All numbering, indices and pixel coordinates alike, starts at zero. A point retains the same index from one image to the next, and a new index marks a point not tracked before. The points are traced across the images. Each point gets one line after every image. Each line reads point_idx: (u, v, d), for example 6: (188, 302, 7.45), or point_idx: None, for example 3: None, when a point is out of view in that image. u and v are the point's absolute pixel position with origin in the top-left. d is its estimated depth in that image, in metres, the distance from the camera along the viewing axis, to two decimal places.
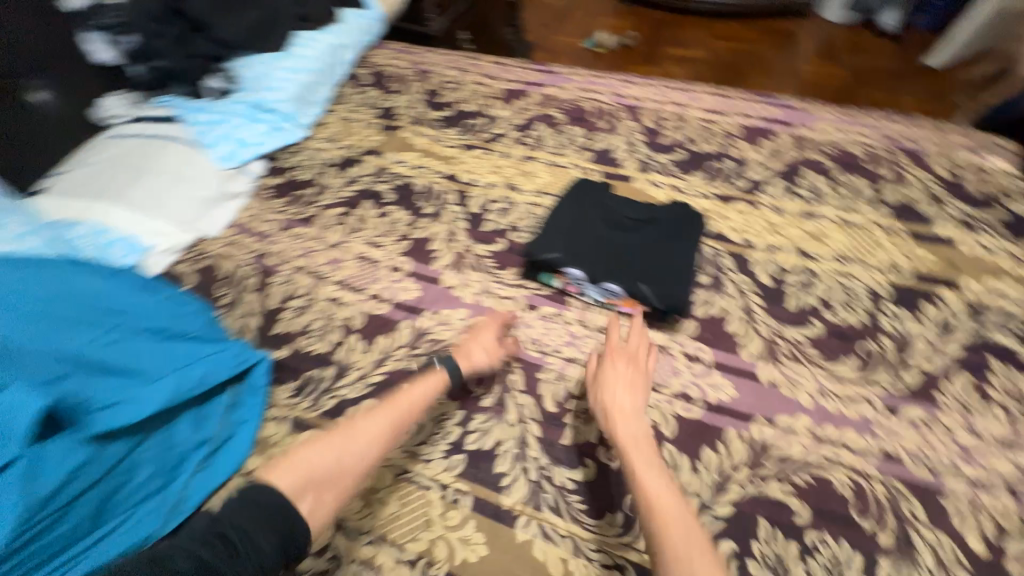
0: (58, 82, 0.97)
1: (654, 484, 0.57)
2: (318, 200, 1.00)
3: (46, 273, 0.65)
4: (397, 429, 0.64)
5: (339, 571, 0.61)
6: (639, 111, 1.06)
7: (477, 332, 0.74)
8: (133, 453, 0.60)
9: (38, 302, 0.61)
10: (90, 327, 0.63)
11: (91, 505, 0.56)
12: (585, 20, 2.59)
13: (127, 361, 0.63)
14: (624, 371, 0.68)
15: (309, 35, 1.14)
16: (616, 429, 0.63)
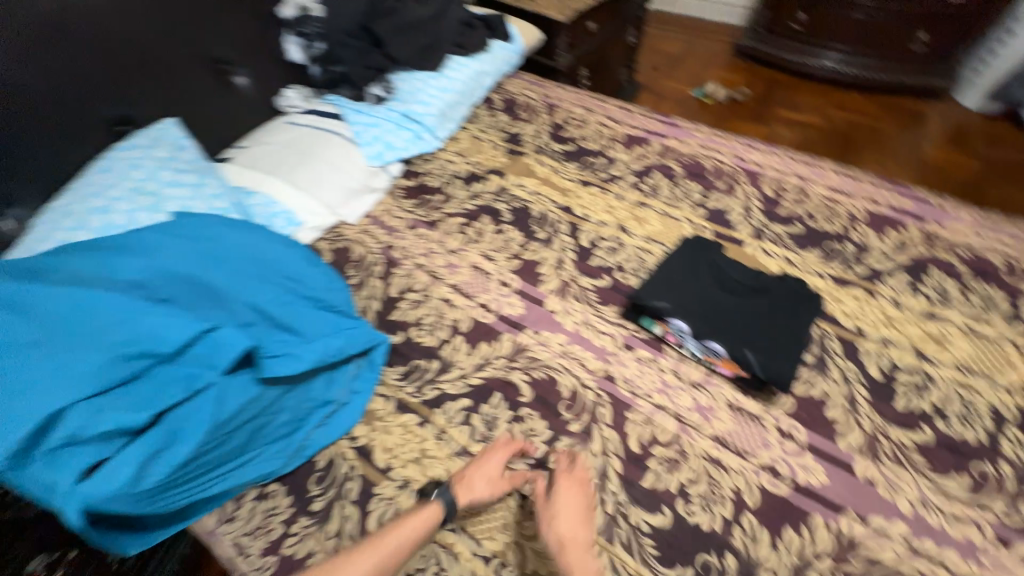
0: (256, 74, 1.17)
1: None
2: (443, 207, 1.10)
3: (243, 229, 0.75)
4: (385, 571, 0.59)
5: (421, 548, 0.67)
6: (760, 178, 1.07)
7: (487, 457, 0.70)
8: (280, 399, 0.71)
9: (237, 255, 0.72)
10: (269, 285, 0.73)
11: (246, 434, 0.67)
12: (699, 69, 2.60)
13: (293, 320, 0.71)
14: (575, 498, 0.67)
15: (461, 61, 1.26)
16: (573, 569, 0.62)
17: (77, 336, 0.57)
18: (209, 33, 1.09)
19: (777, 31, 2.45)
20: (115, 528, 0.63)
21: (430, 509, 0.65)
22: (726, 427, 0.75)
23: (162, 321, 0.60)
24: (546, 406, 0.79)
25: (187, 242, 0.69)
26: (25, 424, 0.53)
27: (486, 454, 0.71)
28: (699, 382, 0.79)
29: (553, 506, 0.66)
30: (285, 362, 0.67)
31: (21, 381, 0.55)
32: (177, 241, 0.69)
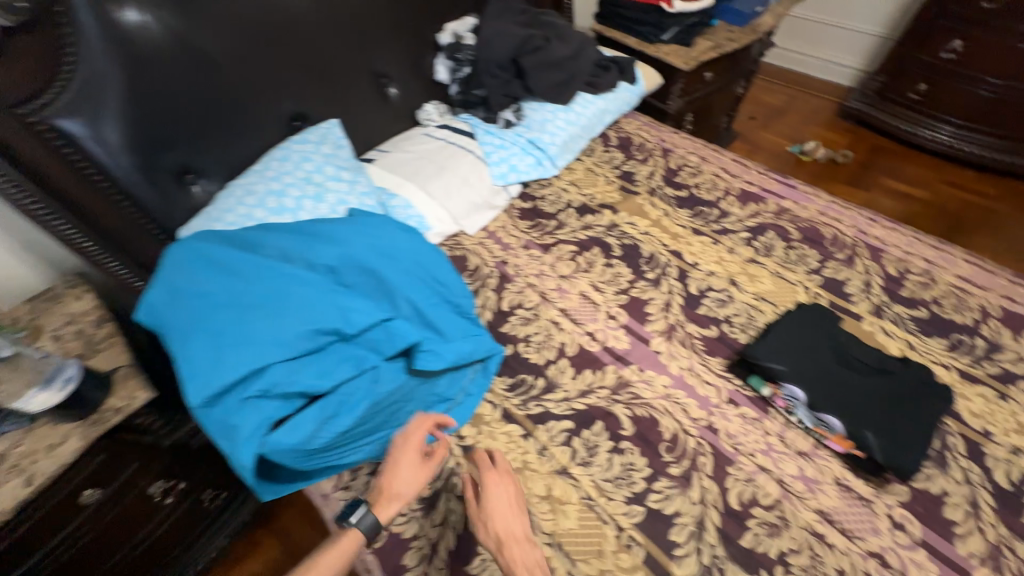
0: (406, 87, 1.29)
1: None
2: (556, 232, 1.16)
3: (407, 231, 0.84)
4: None
5: None
6: (882, 254, 1.05)
7: (399, 456, 0.70)
8: (413, 389, 0.79)
9: (402, 253, 0.82)
10: (422, 284, 0.81)
11: (384, 414, 0.75)
12: (801, 124, 2.54)
13: (437, 320, 0.79)
14: (506, 493, 0.72)
15: (589, 98, 1.34)
16: (512, 560, 0.65)
17: (283, 307, 0.69)
18: (381, 50, 1.20)
19: (891, 98, 2.37)
20: (264, 473, 0.73)
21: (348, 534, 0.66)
22: (833, 503, 0.74)
23: (348, 307, 0.71)
24: (646, 444, 0.81)
25: (363, 236, 0.80)
26: (237, 372, 0.65)
27: (398, 455, 0.71)
28: (806, 451, 0.79)
29: (479, 512, 0.69)
30: (429, 357, 0.75)
31: (236, 336, 0.67)
32: (357, 235, 0.79)
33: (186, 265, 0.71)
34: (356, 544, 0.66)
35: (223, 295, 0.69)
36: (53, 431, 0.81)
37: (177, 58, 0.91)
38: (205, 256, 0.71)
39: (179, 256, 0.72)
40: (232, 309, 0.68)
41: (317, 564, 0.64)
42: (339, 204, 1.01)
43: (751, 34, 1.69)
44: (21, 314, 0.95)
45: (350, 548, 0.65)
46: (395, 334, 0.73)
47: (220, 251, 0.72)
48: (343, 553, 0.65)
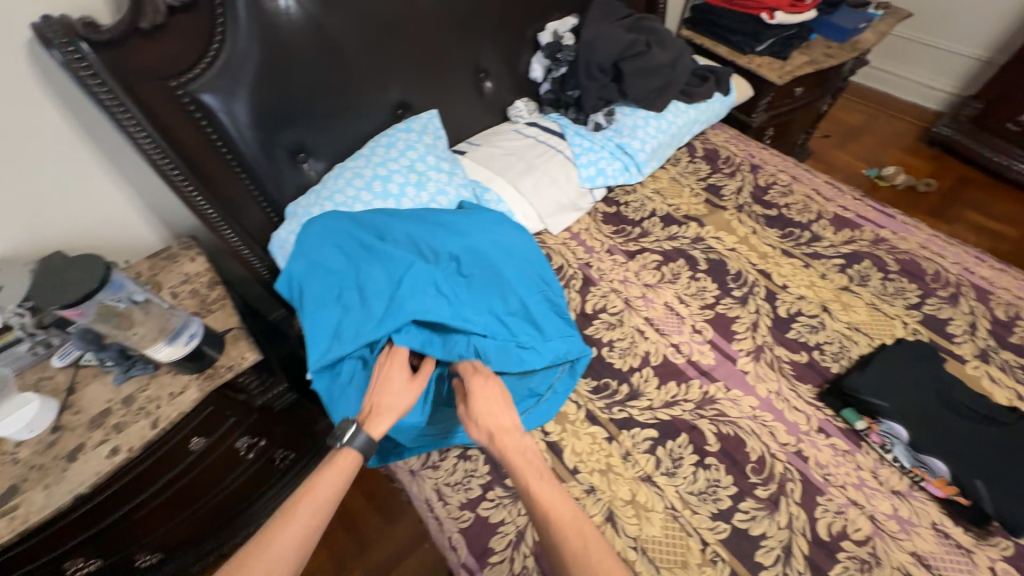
0: (501, 83, 1.32)
1: (543, 490, 0.62)
2: (640, 240, 1.16)
3: (512, 233, 0.92)
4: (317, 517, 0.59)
5: None
6: (989, 297, 1.01)
7: (386, 372, 0.72)
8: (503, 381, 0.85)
9: (507, 253, 0.89)
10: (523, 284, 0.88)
11: None
12: (879, 147, 2.40)
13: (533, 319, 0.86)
14: (493, 391, 0.73)
15: (682, 107, 1.33)
16: (506, 450, 0.66)
17: (394, 300, 0.76)
18: (486, 46, 1.22)
19: (986, 125, 2.20)
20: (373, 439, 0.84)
21: (347, 455, 0.65)
22: (929, 547, 0.72)
23: (452, 309, 0.78)
24: (732, 462, 0.81)
25: (468, 240, 0.87)
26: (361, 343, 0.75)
27: (383, 371, 0.73)
28: (901, 491, 0.77)
29: (468, 412, 0.71)
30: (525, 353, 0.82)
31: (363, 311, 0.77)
32: (462, 239, 0.87)
33: (317, 243, 0.82)
34: (355, 461, 0.65)
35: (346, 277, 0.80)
36: (173, 380, 0.86)
37: (309, 41, 0.94)
38: (335, 239, 0.82)
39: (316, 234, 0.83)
40: (353, 294, 0.78)
41: (315, 484, 0.61)
42: (439, 193, 1.05)
43: (851, 51, 1.62)
44: (143, 269, 1.02)
45: (352, 465, 0.64)
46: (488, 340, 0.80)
47: (347, 235, 0.83)
48: (343, 468, 0.64)
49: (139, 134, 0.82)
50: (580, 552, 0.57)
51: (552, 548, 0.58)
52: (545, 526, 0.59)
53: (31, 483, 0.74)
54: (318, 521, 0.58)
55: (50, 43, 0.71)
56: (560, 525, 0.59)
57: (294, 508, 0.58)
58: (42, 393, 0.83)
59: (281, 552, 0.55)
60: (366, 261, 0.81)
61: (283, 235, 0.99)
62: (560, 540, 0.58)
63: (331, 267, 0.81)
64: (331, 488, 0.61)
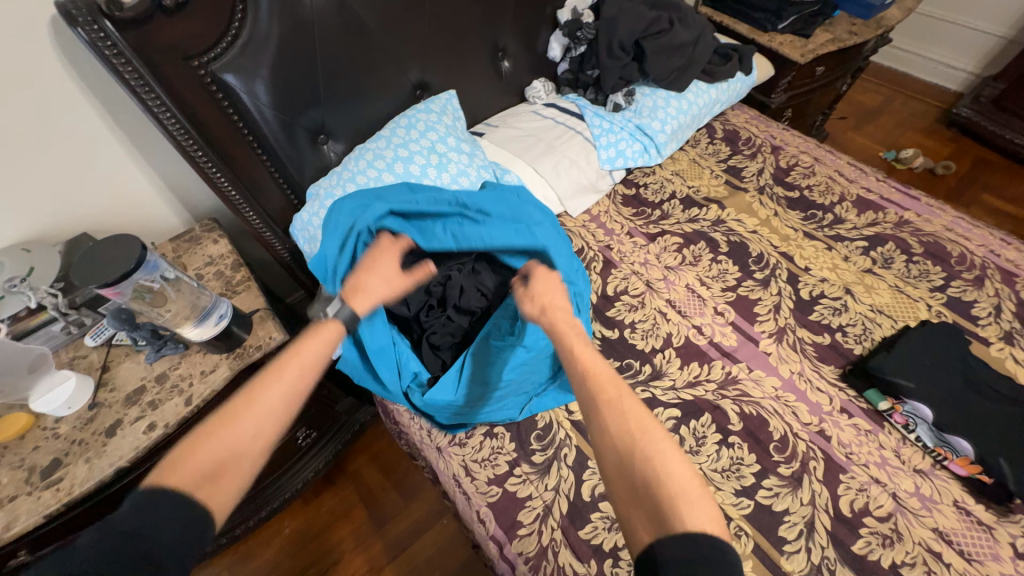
0: (519, 62, 1.30)
1: (585, 354, 0.60)
2: (660, 222, 1.16)
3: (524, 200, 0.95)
4: (304, 375, 0.60)
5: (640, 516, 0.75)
6: (1015, 279, 1.00)
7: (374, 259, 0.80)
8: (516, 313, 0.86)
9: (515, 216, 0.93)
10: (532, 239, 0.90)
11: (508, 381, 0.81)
12: (896, 129, 2.35)
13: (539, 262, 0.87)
14: (550, 279, 0.74)
15: (703, 87, 1.31)
16: (558, 325, 0.66)
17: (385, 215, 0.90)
18: (506, 24, 1.20)
19: (1005, 106, 2.14)
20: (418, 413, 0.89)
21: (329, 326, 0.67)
22: (951, 524, 0.73)
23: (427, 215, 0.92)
24: (756, 441, 0.82)
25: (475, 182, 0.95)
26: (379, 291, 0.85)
27: (375, 260, 0.81)
28: (924, 470, 0.78)
29: (527, 292, 0.73)
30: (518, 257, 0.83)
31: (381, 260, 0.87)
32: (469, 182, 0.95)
33: (349, 201, 0.88)
34: (338, 332, 0.67)
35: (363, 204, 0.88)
36: (204, 359, 0.88)
37: (332, 19, 0.92)
38: (361, 195, 0.89)
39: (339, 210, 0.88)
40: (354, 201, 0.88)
41: (305, 351, 0.62)
42: (460, 175, 1.04)
43: (875, 29, 1.58)
44: (167, 251, 1.02)
45: (337, 332, 0.67)
46: (474, 227, 0.90)
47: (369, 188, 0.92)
48: (330, 337, 0.66)
49: (164, 114, 0.81)
50: (618, 410, 0.52)
51: (588, 410, 0.54)
52: (585, 387, 0.55)
53: (73, 457, 0.76)
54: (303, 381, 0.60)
55: (73, 20, 0.69)
56: (602, 387, 0.55)
57: (280, 368, 0.59)
58: (78, 371, 0.85)
59: (271, 404, 0.56)
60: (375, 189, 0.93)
61: (306, 217, 0.99)
62: (598, 401, 0.53)
63: (350, 206, 0.88)
64: (318, 351, 0.63)
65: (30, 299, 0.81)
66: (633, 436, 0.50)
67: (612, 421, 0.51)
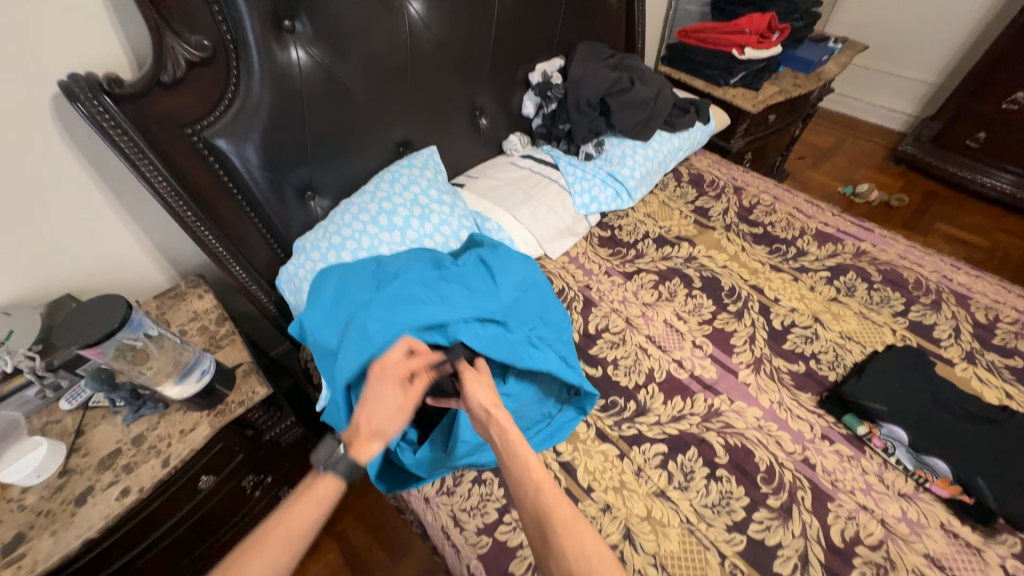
0: (496, 120, 1.40)
1: (532, 465, 0.60)
2: (636, 261, 1.21)
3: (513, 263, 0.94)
4: (292, 541, 0.56)
5: None
6: (969, 301, 1.06)
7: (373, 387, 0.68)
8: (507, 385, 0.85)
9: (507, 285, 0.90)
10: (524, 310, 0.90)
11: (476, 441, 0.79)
12: (849, 166, 2.54)
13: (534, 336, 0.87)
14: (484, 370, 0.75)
15: (666, 136, 1.42)
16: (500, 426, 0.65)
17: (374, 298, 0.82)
18: (482, 87, 1.31)
19: (946, 144, 2.33)
20: (397, 476, 0.86)
21: (325, 482, 0.62)
22: (941, 548, 0.73)
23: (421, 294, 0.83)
24: (743, 473, 0.82)
25: (482, 270, 0.92)
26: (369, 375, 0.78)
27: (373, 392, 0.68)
28: (908, 493, 0.79)
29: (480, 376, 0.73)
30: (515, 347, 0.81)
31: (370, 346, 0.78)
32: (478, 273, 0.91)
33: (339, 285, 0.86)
34: (335, 491, 0.62)
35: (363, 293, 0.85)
36: (184, 418, 0.86)
37: (320, 87, 0.99)
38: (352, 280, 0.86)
39: (327, 293, 0.86)
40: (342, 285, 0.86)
41: (292, 514, 0.58)
42: (443, 224, 1.09)
43: (816, 81, 1.75)
44: (151, 308, 1.02)
45: (332, 490, 0.62)
46: (487, 330, 0.81)
47: (366, 270, 0.89)
48: (323, 494, 0.61)
49: (156, 178, 0.85)
50: (575, 533, 0.55)
51: (544, 529, 0.56)
52: (538, 509, 0.57)
53: (38, 530, 0.72)
54: (290, 552, 0.55)
55: (74, 96, 0.74)
56: (556, 508, 0.57)
57: (264, 540, 0.55)
58: (50, 437, 0.82)
59: None
60: (375, 273, 0.88)
61: (292, 269, 1.02)
62: (556, 523, 0.56)
63: (349, 292, 0.85)
64: (307, 518, 0.59)
65: (6, 363, 0.80)
66: (591, 561, 0.53)
67: (572, 550, 0.53)
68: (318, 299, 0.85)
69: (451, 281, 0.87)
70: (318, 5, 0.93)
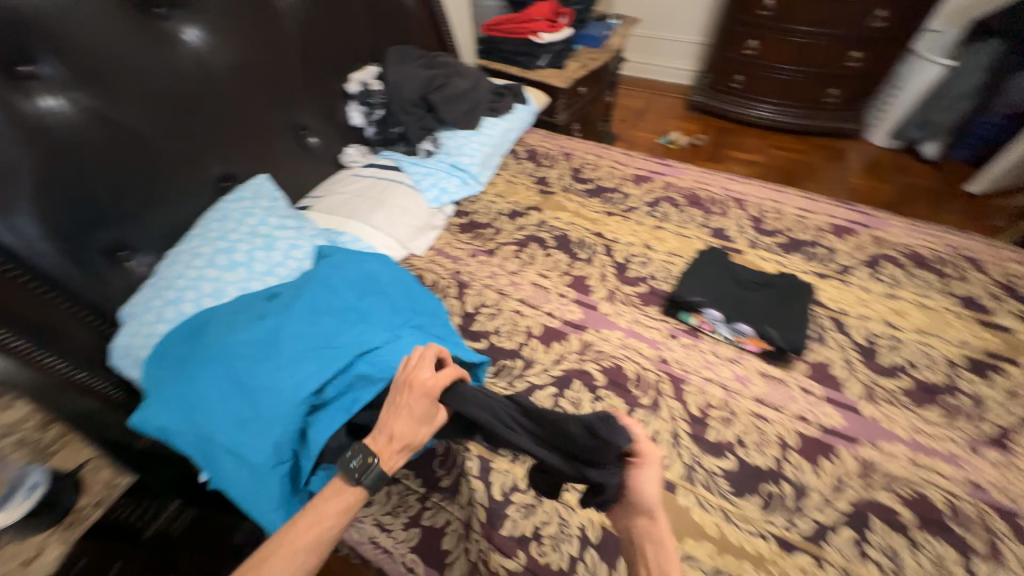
0: (325, 135, 1.37)
1: None
2: (494, 238, 1.31)
3: (369, 265, 0.94)
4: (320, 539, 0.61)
5: (529, 546, 0.75)
6: (744, 204, 1.36)
7: (410, 403, 0.68)
8: None
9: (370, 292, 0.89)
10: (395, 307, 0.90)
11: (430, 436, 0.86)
12: (660, 120, 3.00)
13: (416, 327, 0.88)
14: (654, 483, 0.65)
15: (493, 121, 1.53)
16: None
17: (241, 364, 0.74)
18: (299, 104, 1.28)
19: (719, 89, 2.89)
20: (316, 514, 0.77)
21: (356, 490, 0.66)
22: (761, 389, 0.94)
23: (295, 336, 0.78)
24: (618, 386, 0.96)
25: (339, 283, 0.88)
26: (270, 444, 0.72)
27: (407, 403, 0.69)
28: (733, 357, 1.00)
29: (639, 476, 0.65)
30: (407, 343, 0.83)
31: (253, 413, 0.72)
32: (333, 288, 0.86)
33: (192, 367, 0.74)
34: (360, 498, 0.66)
35: (223, 367, 0.74)
36: (22, 546, 0.73)
37: (95, 135, 0.88)
38: (207, 355, 0.75)
39: (180, 381, 0.74)
40: (194, 365, 0.75)
41: (320, 516, 0.63)
42: (292, 248, 1.04)
43: (607, 53, 2.04)
44: None
45: (356, 501, 0.66)
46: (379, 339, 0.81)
47: (214, 343, 0.76)
48: (347, 502, 0.66)
49: None
50: None
51: None
52: None
53: None
54: (316, 556, 0.60)
55: None
56: None
57: (293, 538, 0.60)
58: None
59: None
60: (240, 348, 0.76)
61: (124, 339, 0.88)
62: None
63: (215, 393, 0.73)
64: (334, 524, 0.63)
65: None
66: None
67: None
68: (173, 392, 0.73)
69: (315, 308, 0.82)
70: (65, 44, 0.84)
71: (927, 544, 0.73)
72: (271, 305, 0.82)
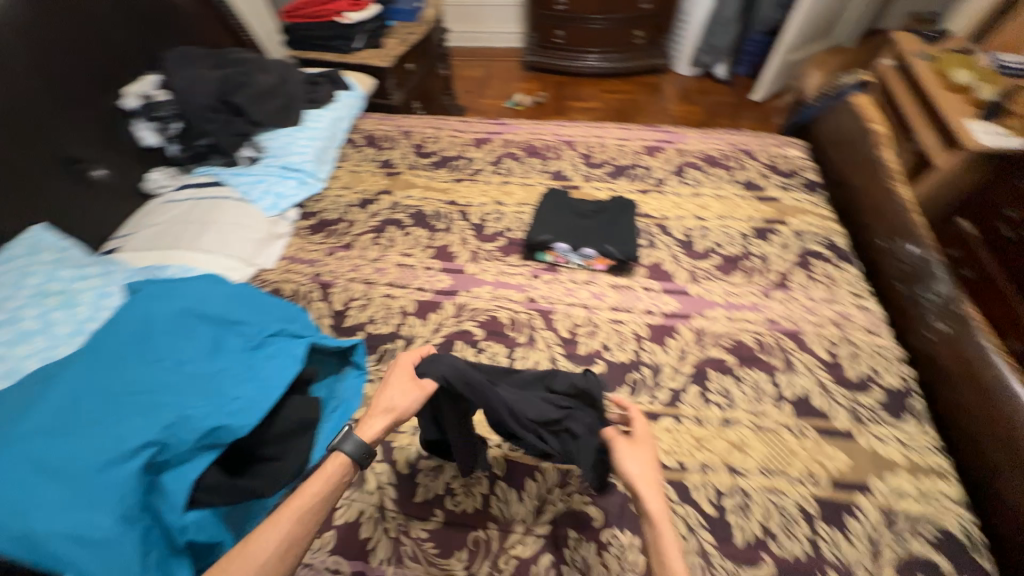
0: (113, 164, 1.18)
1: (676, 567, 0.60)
2: (349, 231, 1.27)
3: (203, 290, 0.86)
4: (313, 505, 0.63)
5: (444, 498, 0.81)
6: (574, 145, 1.49)
7: (391, 372, 0.75)
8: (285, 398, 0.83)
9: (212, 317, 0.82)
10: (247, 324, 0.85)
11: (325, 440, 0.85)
12: (502, 84, 3.09)
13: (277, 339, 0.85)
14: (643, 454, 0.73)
15: (316, 113, 1.45)
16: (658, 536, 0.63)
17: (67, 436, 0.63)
18: (61, 132, 1.07)
19: (545, 45, 3.05)
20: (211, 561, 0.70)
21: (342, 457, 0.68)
22: (614, 298, 1.08)
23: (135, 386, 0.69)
24: (496, 334, 1.03)
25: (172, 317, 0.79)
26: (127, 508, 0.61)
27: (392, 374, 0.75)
28: (587, 280, 1.12)
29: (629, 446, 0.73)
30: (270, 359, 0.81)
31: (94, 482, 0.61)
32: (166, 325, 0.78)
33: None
34: (348, 467, 0.68)
35: (40, 446, 0.62)
36: None
37: None
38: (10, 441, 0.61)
39: None
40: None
41: (307, 487, 0.64)
42: (101, 297, 0.89)
43: (423, 25, 2.02)
44: None
45: (341, 468, 0.67)
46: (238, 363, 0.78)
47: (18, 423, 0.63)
48: (334, 473, 0.67)
49: None
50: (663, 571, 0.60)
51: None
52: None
53: None
54: (308, 523, 0.62)
55: None
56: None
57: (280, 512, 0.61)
58: None
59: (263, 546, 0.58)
60: (61, 419, 0.64)
61: None
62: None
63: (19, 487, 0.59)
64: (321, 492, 0.64)
65: None
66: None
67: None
68: None
69: (149, 351, 0.74)
70: None
71: (747, 375, 0.93)
72: (83, 365, 0.70)
